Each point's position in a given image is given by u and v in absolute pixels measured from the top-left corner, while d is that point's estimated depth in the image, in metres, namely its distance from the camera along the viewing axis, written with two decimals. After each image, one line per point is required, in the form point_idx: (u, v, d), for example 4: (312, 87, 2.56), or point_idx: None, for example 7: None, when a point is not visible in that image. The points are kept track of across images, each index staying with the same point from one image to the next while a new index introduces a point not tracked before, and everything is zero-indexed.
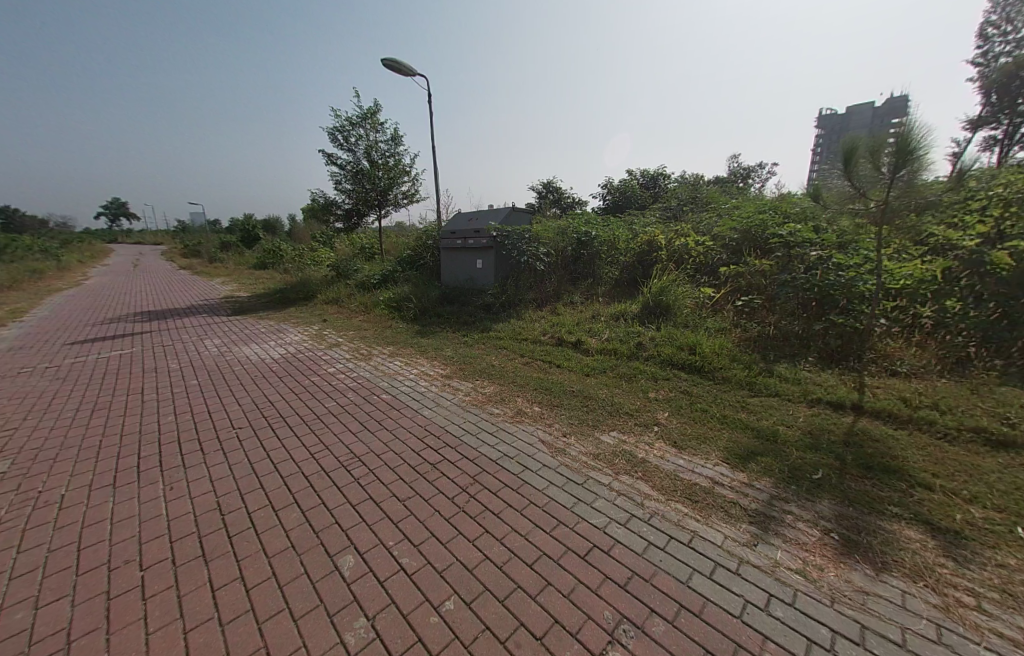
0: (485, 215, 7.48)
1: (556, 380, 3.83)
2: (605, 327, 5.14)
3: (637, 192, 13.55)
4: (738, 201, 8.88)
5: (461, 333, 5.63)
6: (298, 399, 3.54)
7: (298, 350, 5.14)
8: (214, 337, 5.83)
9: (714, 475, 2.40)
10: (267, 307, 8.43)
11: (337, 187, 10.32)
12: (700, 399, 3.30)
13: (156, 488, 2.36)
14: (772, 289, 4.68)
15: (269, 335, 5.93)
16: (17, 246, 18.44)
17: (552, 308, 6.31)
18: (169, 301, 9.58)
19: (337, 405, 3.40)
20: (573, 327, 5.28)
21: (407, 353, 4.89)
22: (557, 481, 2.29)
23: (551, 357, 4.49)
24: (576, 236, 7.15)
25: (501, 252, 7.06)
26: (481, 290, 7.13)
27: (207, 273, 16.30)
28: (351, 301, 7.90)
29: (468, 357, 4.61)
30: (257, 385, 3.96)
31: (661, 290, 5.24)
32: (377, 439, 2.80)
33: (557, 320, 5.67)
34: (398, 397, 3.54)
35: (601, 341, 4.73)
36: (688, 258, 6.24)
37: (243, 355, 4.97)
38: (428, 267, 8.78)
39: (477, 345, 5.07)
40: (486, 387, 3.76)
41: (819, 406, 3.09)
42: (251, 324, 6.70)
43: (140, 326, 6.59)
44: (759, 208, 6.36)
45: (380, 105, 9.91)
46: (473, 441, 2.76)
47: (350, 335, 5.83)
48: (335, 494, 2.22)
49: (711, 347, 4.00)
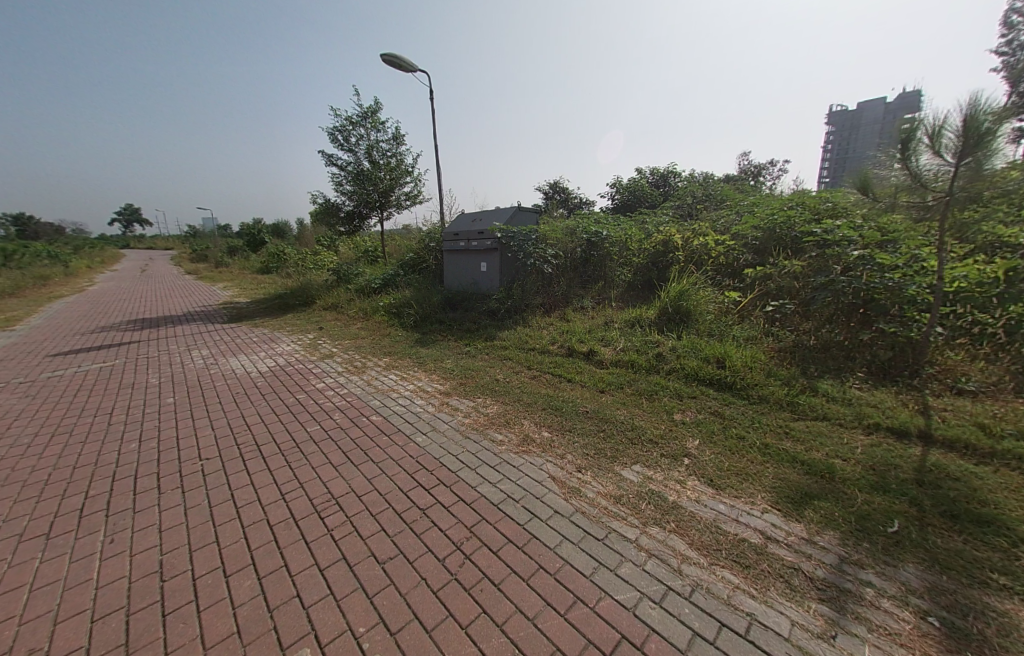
0: (489, 216, 7.10)
1: (566, 398, 3.41)
2: (620, 335, 4.71)
3: (647, 190, 13.06)
4: (758, 197, 8.37)
5: (463, 341, 5.24)
6: (278, 423, 3.15)
7: (287, 362, 4.77)
8: (204, 347, 5.51)
9: (766, 527, 1.95)
10: (264, 314, 8.13)
11: (338, 189, 10.03)
12: (735, 423, 2.86)
13: (95, 540, 1.99)
14: (807, 293, 4.20)
15: (261, 344, 5.59)
16: (26, 253, 18.57)
17: (561, 314, 5.90)
18: (167, 308, 9.35)
19: (319, 430, 3.00)
20: (584, 335, 4.86)
21: (404, 365, 4.50)
22: (572, 536, 1.87)
23: (561, 370, 4.07)
24: (586, 236, 6.72)
25: (506, 253, 6.62)
26: (486, 295, 6.74)
27: (211, 278, 16.25)
28: (350, 307, 7.57)
29: (469, 370, 4.21)
30: (236, 404, 3.59)
31: (679, 293, 4.81)
32: (359, 476, 2.40)
33: (566, 328, 5.25)
34: (389, 420, 3.14)
35: (615, 351, 4.31)
36: (709, 259, 5.77)
37: (229, 367, 4.62)
38: (430, 271, 8.42)
39: (480, 355, 4.67)
40: (488, 406, 3.35)
41: (878, 434, 2.61)
42: (245, 332, 6.40)
43: (130, 336, 6.32)
44: (786, 204, 5.86)
45: (381, 103, 9.60)
46: (471, 478, 2.35)
47: (346, 344, 5.48)
48: (301, 554, 1.82)
49: (743, 359, 3.54)
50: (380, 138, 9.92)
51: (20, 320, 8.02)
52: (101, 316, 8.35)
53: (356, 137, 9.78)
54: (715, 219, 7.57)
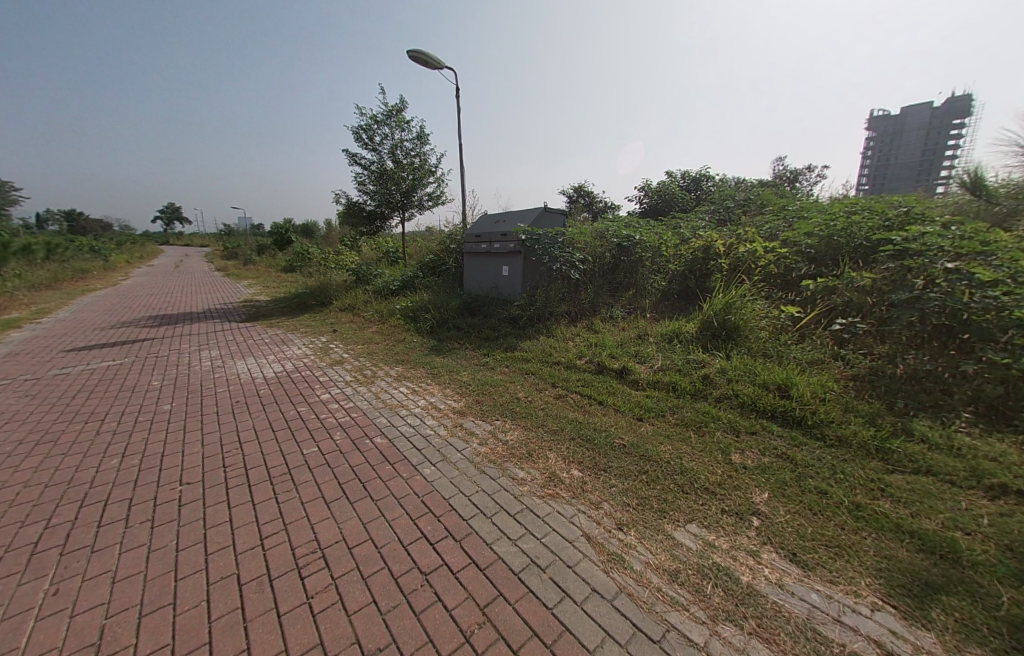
0: (513, 217, 6.71)
1: (598, 425, 2.95)
2: (657, 351, 4.20)
3: (678, 194, 12.41)
4: (804, 202, 7.68)
5: (481, 351, 4.84)
6: (271, 442, 2.81)
7: (295, 367, 4.48)
8: (214, 348, 5.31)
9: (881, 635, 1.45)
10: (282, 313, 7.99)
11: (360, 188, 9.88)
12: (811, 472, 2.33)
13: (37, 590, 1.67)
14: (886, 312, 3.59)
15: (272, 346, 5.35)
16: (70, 246, 19.43)
17: (587, 324, 5.43)
18: (190, 304, 9.38)
19: (316, 453, 2.64)
20: (615, 349, 4.38)
21: (418, 376, 4.13)
22: (618, 633, 1.42)
23: (590, 389, 3.60)
24: (617, 241, 6.23)
25: (530, 257, 6.19)
26: (507, 300, 6.33)
27: (238, 275, 16.55)
28: (367, 308, 7.32)
29: (487, 385, 3.80)
30: (233, 415, 3.28)
31: (725, 306, 4.26)
32: (353, 519, 2.01)
33: (595, 339, 4.77)
34: (394, 443, 2.74)
35: (652, 370, 3.81)
36: (757, 268, 5.18)
37: (234, 371, 4.37)
38: (450, 273, 8.08)
39: (499, 368, 4.26)
40: (509, 431, 2.92)
41: (1008, 499, 2.04)
42: (259, 332, 6.20)
43: (147, 333, 6.24)
44: (847, 209, 5.22)
45: (406, 102, 9.38)
46: (487, 530, 1.92)
47: (358, 349, 5.17)
48: (268, 634, 1.44)
49: (811, 388, 2.99)
50: (405, 137, 9.71)
51: (48, 312, 8.12)
52: (125, 311, 8.39)
53: (381, 136, 9.60)
54: (759, 225, 6.93)
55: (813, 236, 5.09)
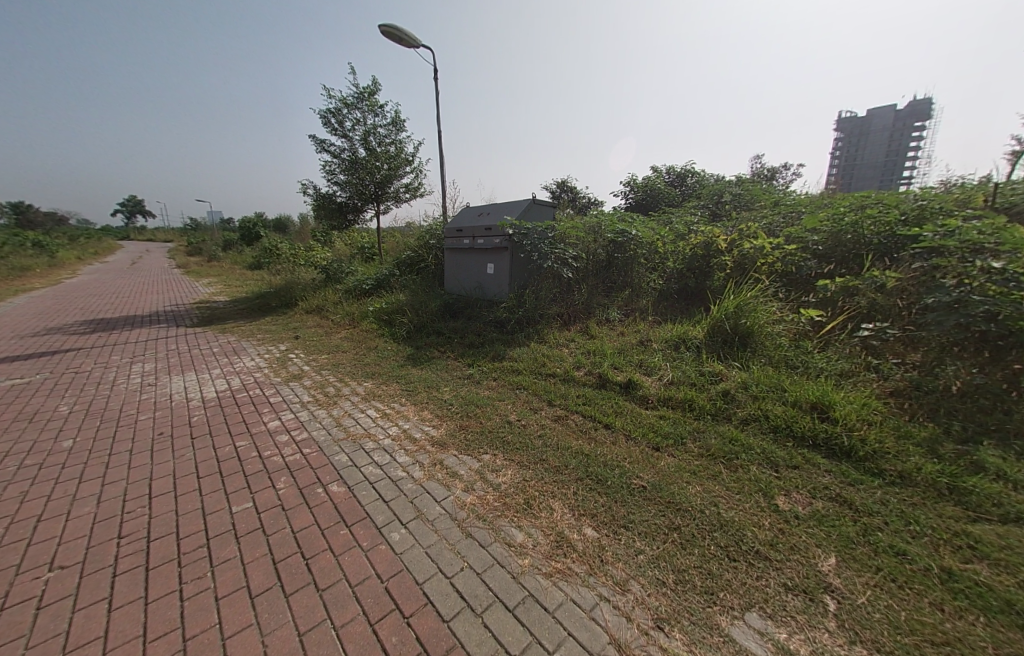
0: (499, 210, 6.13)
1: (610, 458, 2.44)
2: (664, 359, 3.73)
3: (664, 189, 12.08)
4: (798, 196, 7.37)
5: (465, 360, 4.27)
6: (192, 495, 2.16)
7: (244, 382, 3.79)
8: (151, 360, 4.53)
9: None
10: (241, 315, 7.18)
11: (330, 179, 9.06)
12: (878, 523, 1.93)
13: None
14: (920, 317, 3.24)
15: (222, 356, 4.61)
16: (8, 241, 17.63)
17: (582, 328, 4.92)
18: (136, 305, 8.39)
19: (248, 512, 2.02)
20: (617, 358, 3.87)
21: (391, 392, 3.53)
22: None
23: (593, 409, 3.09)
24: (611, 236, 5.74)
25: (518, 253, 5.62)
26: (493, 301, 5.75)
27: (197, 273, 15.30)
28: (337, 310, 6.61)
29: (473, 403, 3.23)
30: (150, 453, 2.59)
31: (737, 309, 3.83)
32: (286, 628, 1.42)
33: (592, 346, 4.28)
34: (354, 492, 2.15)
35: (662, 384, 3.32)
36: (763, 265, 4.77)
37: (168, 390, 3.64)
38: (429, 270, 7.44)
39: (485, 382, 3.69)
40: (502, 467, 2.37)
41: None
42: (209, 339, 5.42)
43: (74, 342, 5.36)
44: (855, 205, 4.89)
45: (379, 84, 8.61)
46: (478, 640, 1.37)
47: (322, 359, 4.50)
48: None
49: (853, 409, 2.58)
50: (379, 123, 8.96)
51: None
52: (57, 313, 7.37)
53: (352, 122, 8.81)
54: (756, 221, 6.58)
55: (821, 232, 4.73)
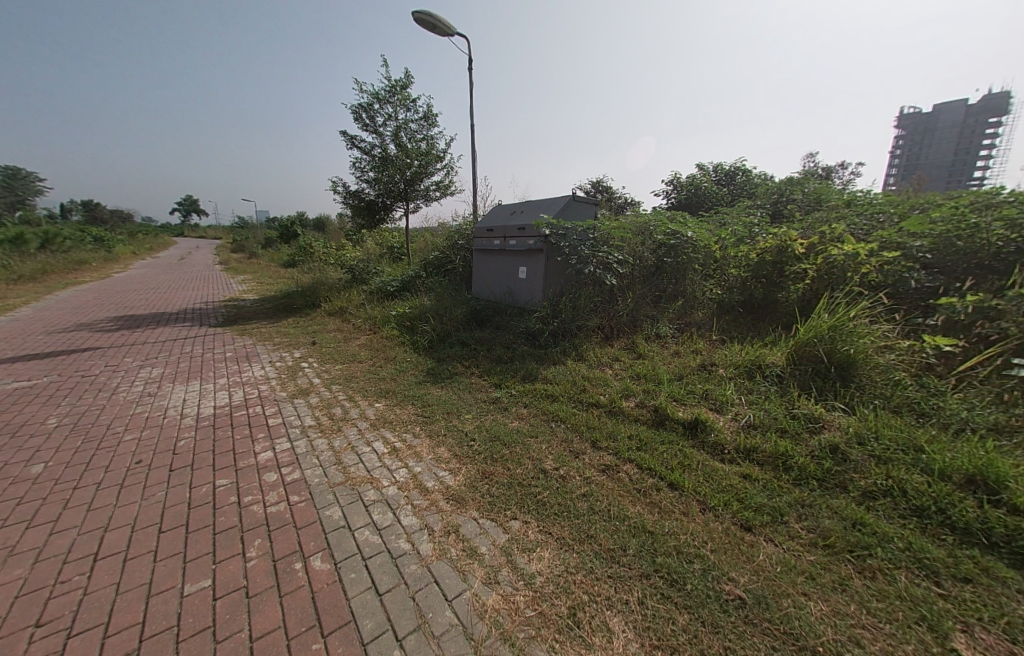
0: (534, 207, 5.53)
1: (684, 542, 1.79)
2: (737, 394, 3.01)
3: (711, 189, 11.07)
4: (881, 195, 6.32)
5: (491, 379, 3.70)
6: (143, 562, 1.72)
7: (247, 396, 3.40)
8: (161, 365, 4.26)
9: None
10: (264, 315, 6.97)
11: (360, 176, 8.80)
12: None
13: None
14: None
15: (232, 363, 4.28)
16: (69, 235, 18.78)
17: (627, 345, 4.25)
18: (169, 302, 8.44)
19: (201, 598, 1.54)
20: (674, 388, 3.18)
21: (406, 418, 3.01)
22: None
23: (651, 457, 2.43)
24: (661, 239, 5.03)
25: (553, 256, 4.99)
26: (525, 309, 5.16)
27: (234, 270, 15.67)
28: (358, 313, 6.24)
29: (501, 440, 2.65)
30: (117, 491, 2.20)
31: (832, 331, 3.09)
32: None
33: (642, 368, 3.60)
34: (342, 576, 1.62)
35: (738, 428, 2.62)
36: (849, 278, 3.86)
37: (164, 404, 3.30)
38: (457, 273, 6.96)
39: (514, 410, 3.10)
40: (537, 546, 1.77)
41: None
42: (226, 342, 5.15)
43: (95, 341, 5.25)
44: (974, 204, 3.95)
45: (411, 76, 8.25)
46: None
47: (335, 370, 4.06)
48: None
49: None
50: (410, 118, 8.60)
51: (8, 309, 7.24)
52: (92, 308, 7.45)
53: (383, 117, 8.50)
54: (831, 224, 5.62)
55: (930, 236, 3.83)
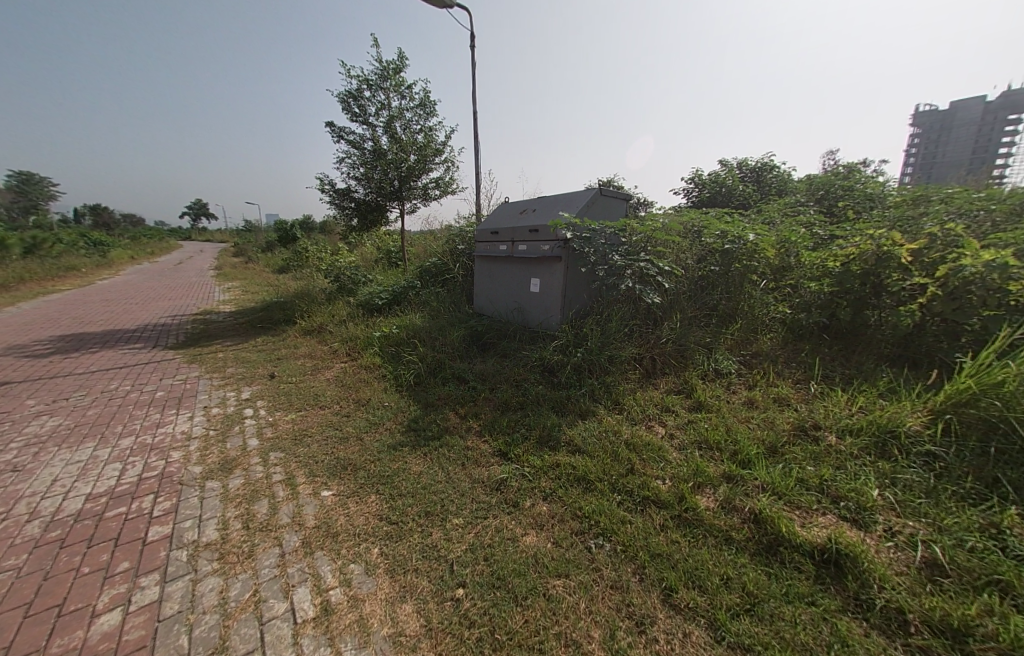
0: (548, 205, 4.46)
1: None
2: (879, 491, 1.92)
3: (739, 186, 9.94)
4: (963, 187, 5.16)
5: (494, 443, 2.63)
6: None
7: (142, 475, 2.36)
8: (62, 413, 3.24)
9: None
10: (232, 334, 5.98)
11: (350, 172, 7.81)
12: None
13: None
14: None
15: (154, 410, 3.25)
16: (60, 239, 18.02)
17: (677, 387, 3.16)
18: (135, 316, 7.49)
19: None
20: (773, 473, 2.09)
21: (364, 523, 1.95)
22: None
23: (782, 644, 1.35)
24: (711, 243, 3.97)
25: (575, 265, 3.93)
26: (539, 332, 4.08)
27: (225, 276, 14.77)
28: (337, 334, 5.22)
29: (511, 585, 1.58)
30: None
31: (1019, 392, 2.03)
32: None
33: (711, 430, 2.51)
34: None
35: (916, 576, 1.55)
36: (993, 298, 2.74)
37: (19, 487, 2.27)
38: (456, 282, 5.93)
39: (529, 508, 2.03)
40: None
41: None
42: (166, 374, 4.14)
43: (11, 371, 4.26)
44: None
45: (405, 59, 7.25)
46: None
47: (286, 423, 3.02)
48: None
49: None
50: (405, 107, 7.61)
51: None
52: (41, 325, 6.49)
53: (375, 107, 7.51)
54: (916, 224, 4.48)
55: None
